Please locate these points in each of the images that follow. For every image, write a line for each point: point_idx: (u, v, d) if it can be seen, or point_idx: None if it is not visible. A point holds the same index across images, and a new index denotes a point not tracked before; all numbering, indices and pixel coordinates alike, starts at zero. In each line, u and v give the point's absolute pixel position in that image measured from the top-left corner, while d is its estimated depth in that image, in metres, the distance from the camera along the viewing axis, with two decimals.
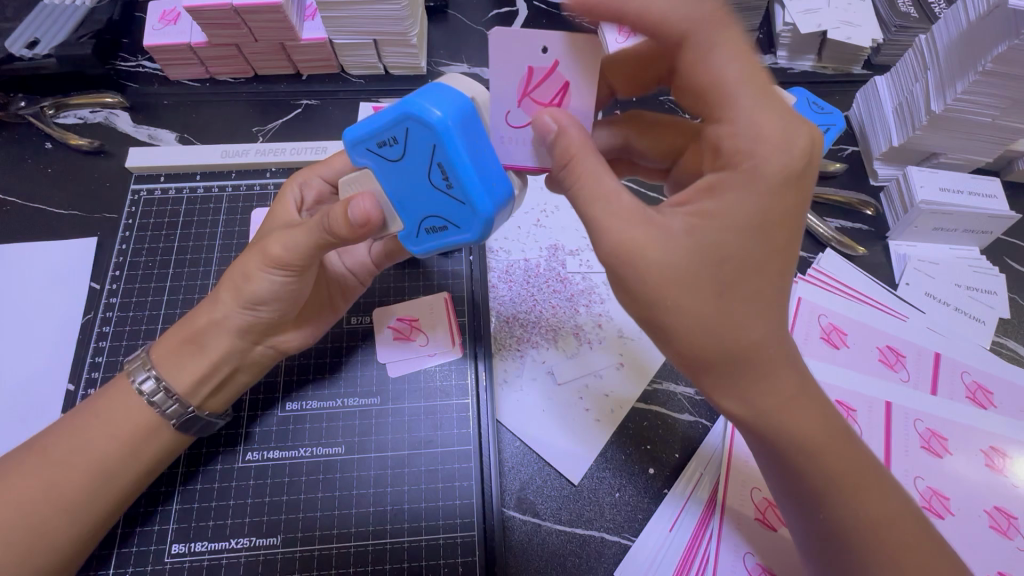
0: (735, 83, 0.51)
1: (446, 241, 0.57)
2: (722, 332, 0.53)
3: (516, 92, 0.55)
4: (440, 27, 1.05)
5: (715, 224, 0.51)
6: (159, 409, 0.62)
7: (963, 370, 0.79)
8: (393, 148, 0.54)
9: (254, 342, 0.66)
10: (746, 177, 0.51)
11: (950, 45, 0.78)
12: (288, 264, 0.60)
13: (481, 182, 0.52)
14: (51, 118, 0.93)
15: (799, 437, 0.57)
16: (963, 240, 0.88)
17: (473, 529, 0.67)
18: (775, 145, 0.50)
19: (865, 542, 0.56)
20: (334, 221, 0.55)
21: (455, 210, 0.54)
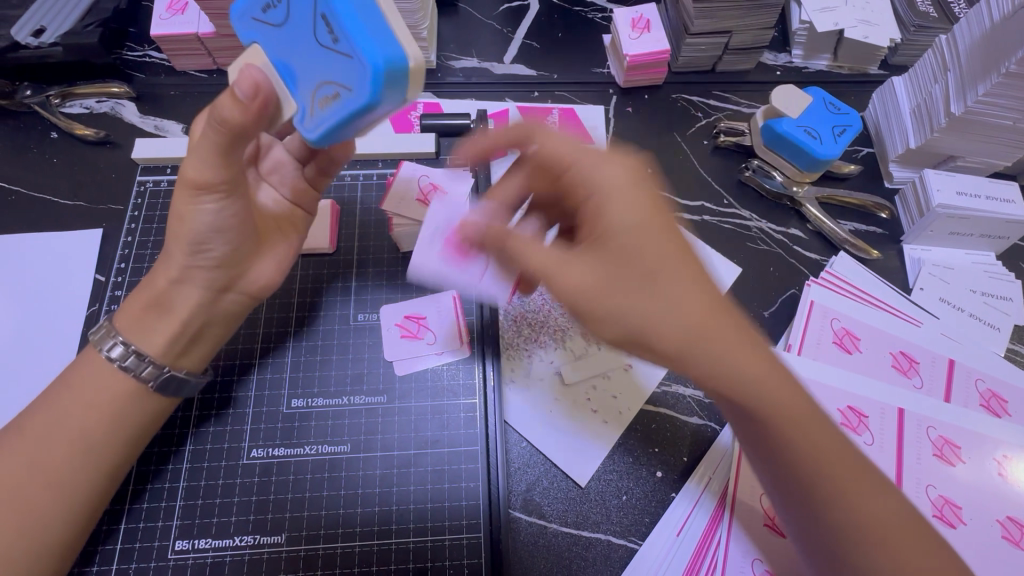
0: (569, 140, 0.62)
1: (335, 115, 0.49)
2: (676, 320, 0.50)
3: (474, 271, 0.72)
4: (450, 21, 1.03)
5: (603, 241, 0.53)
6: (133, 372, 0.60)
7: (977, 377, 0.78)
8: (277, 11, 0.51)
9: (222, 290, 0.64)
10: (598, 224, 0.54)
11: (972, 46, 0.76)
12: (210, 183, 0.55)
13: (366, 23, 0.44)
14: (57, 107, 0.92)
15: (772, 406, 0.50)
16: (979, 245, 0.86)
17: (479, 530, 0.66)
18: (613, 183, 0.55)
19: (855, 540, 0.49)
20: (222, 108, 0.50)
21: (342, 67, 0.46)
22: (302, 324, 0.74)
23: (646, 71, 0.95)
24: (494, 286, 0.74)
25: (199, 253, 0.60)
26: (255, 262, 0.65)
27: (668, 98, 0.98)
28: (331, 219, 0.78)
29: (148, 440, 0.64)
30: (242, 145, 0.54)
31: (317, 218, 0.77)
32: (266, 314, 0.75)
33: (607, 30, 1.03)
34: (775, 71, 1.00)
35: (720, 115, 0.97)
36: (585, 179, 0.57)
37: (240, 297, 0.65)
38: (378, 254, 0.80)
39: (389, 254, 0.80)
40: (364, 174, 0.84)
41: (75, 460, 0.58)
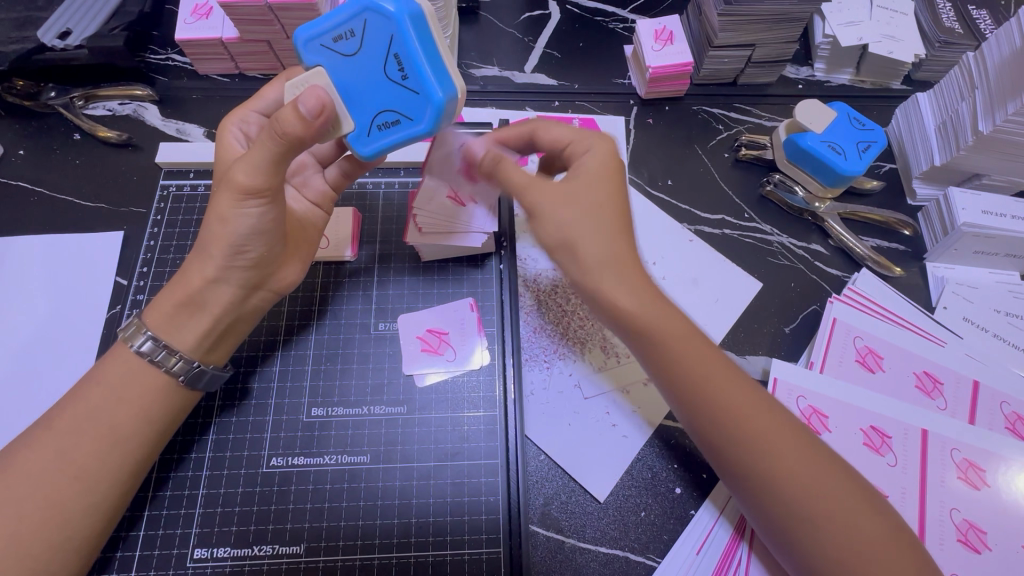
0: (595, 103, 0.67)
1: (398, 138, 0.58)
2: (611, 247, 0.58)
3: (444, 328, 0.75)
4: (471, 28, 1.03)
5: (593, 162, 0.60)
6: (164, 366, 0.61)
7: (1002, 400, 0.77)
8: (348, 42, 0.55)
9: (253, 288, 0.66)
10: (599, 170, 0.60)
11: (1001, 65, 0.76)
12: (258, 188, 0.58)
13: (438, 73, 0.54)
14: (80, 109, 0.92)
15: (692, 346, 0.59)
16: (1004, 265, 0.85)
17: (499, 545, 0.65)
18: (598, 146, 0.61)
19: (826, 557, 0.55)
20: (286, 122, 0.53)
21: (411, 101, 0.55)
22: (322, 330, 0.74)
23: (669, 84, 0.94)
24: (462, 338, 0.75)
25: (236, 254, 0.61)
26: (285, 265, 0.68)
27: (690, 109, 0.98)
28: (353, 226, 0.79)
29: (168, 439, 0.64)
30: (291, 155, 0.57)
31: (339, 221, 0.78)
32: (285, 309, 0.75)
33: (628, 41, 1.03)
34: (797, 85, 1.00)
35: (742, 128, 0.97)
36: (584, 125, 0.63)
37: (267, 295, 0.68)
38: (399, 262, 0.79)
39: (411, 262, 0.79)
40: (386, 182, 0.84)
41: (97, 458, 0.58)
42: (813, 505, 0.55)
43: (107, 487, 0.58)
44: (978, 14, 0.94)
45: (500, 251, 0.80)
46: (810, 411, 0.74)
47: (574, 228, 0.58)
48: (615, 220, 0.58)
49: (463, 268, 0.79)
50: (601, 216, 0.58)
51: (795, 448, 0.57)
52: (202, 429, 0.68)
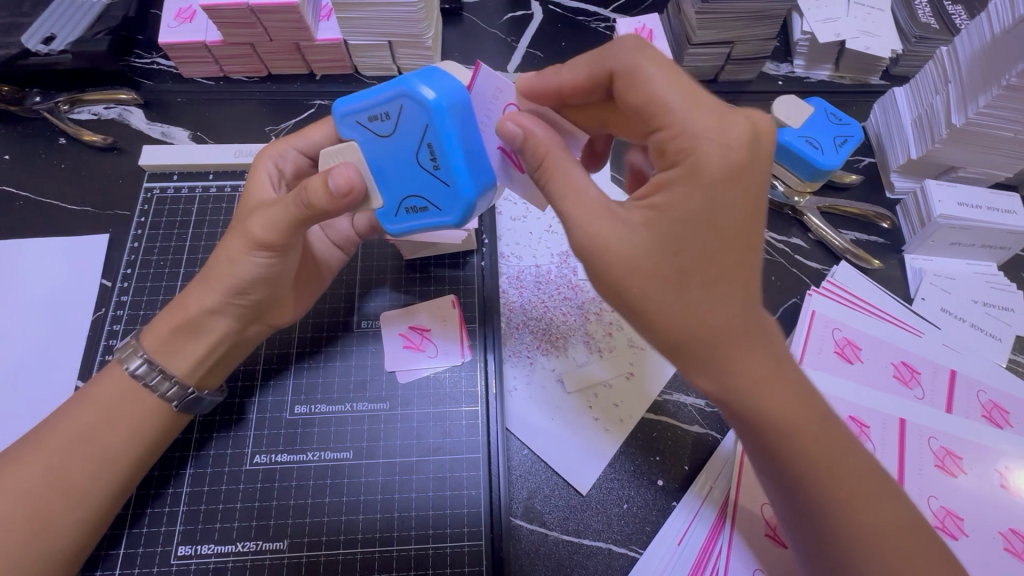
0: (670, 85, 0.51)
1: (422, 222, 0.58)
2: (694, 322, 0.51)
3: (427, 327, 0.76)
4: (454, 29, 1.04)
5: (669, 218, 0.50)
6: (157, 391, 0.62)
7: (979, 388, 0.78)
8: (383, 123, 0.55)
9: (247, 324, 0.66)
10: (688, 173, 0.50)
11: (973, 59, 0.77)
12: (272, 243, 0.60)
13: (471, 170, 0.54)
14: (65, 113, 0.93)
15: (785, 422, 0.54)
16: (981, 256, 0.86)
17: (480, 538, 0.66)
18: (714, 144, 0.50)
19: (851, 549, 0.54)
20: (313, 193, 0.54)
21: (440, 191, 0.55)
22: (306, 330, 0.75)
23: None
24: (443, 341, 0.75)
25: (238, 296, 0.63)
26: (281, 307, 0.69)
27: None
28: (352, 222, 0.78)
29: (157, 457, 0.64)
30: (308, 221, 0.59)
31: None
32: (261, 355, 0.73)
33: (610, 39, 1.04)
34: (777, 81, 1.01)
35: None
36: (670, 113, 0.51)
37: (264, 329, 0.68)
38: (382, 262, 0.80)
39: (395, 262, 0.80)
40: None
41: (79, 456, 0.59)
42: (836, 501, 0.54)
43: (89, 484, 0.59)
44: (953, 10, 0.96)
45: (481, 248, 0.82)
46: None
47: (637, 301, 0.51)
48: (694, 295, 0.51)
49: (445, 268, 0.80)
50: (675, 295, 0.51)
51: (819, 447, 0.54)
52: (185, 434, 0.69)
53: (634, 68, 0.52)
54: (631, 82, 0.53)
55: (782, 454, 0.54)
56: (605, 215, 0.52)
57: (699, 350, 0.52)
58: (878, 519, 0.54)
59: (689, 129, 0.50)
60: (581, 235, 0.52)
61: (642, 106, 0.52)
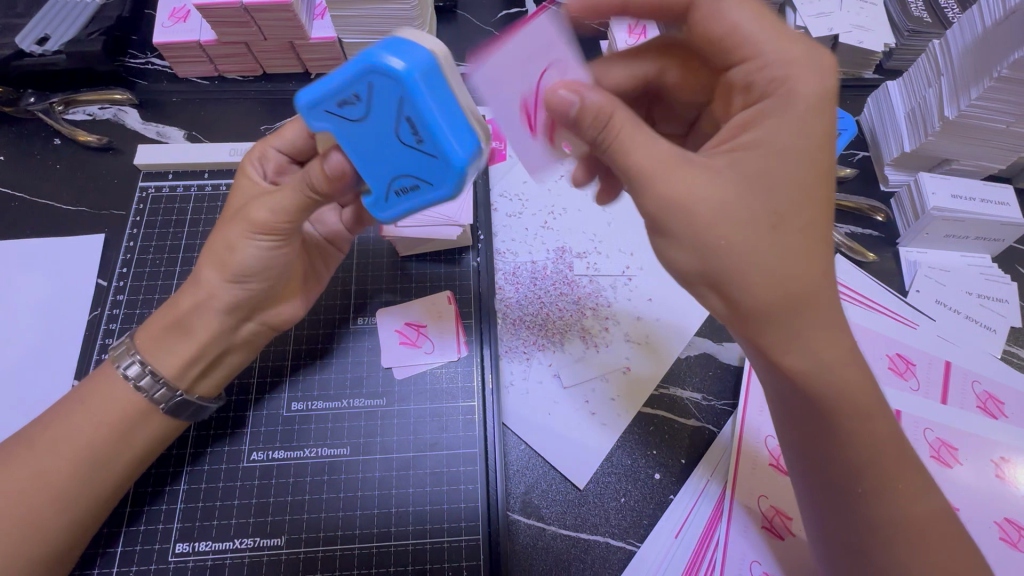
0: (754, 22, 0.54)
1: (417, 202, 0.55)
2: (780, 281, 0.50)
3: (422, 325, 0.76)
4: (448, 27, 1.04)
5: (757, 158, 0.50)
6: (147, 393, 0.62)
7: (974, 379, 0.79)
8: (354, 107, 0.50)
9: (243, 319, 0.65)
10: (781, 101, 0.52)
11: (964, 51, 0.77)
12: (273, 228, 0.60)
13: (454, 136, 0.49)
14: (60, 114, 0.93)
15: (858, 391, 0.53)
16: (975, 248, 0.87)
17: (478, 533, 0.66)
18: (806, 73, 0.52)
19: (888, 534, 0.54)
20: (314, 176, 0.55)
21: (427, 164, 0.51)
22: (302, 328, 0.75)
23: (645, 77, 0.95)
24: (438, 340, 0.75)
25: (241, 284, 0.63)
26: (282, 301, 0.69)
27: None
28: None
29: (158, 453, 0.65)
30: (313, 205, 0.59)
31: None
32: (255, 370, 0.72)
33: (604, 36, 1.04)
34: None
35: None
36: (754, 45, 0.54)
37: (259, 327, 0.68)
38: (377, 259, 0.80)
39: (390, 259, 0.80)
40: None
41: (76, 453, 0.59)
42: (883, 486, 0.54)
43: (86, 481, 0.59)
44: (945, 3, 0.96)
45: (477, 244, 0.82)
46: None
47: (725, 254, 0.50)
48: (785, 247, 0.50)
49: (440, 263, 0.80)
50: (767, 247, 0.49)
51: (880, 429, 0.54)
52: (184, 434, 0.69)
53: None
54: (713, 15, 0.55)
55: (845, 432, 0.54)
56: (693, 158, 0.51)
57: (788, 311, 0.51)
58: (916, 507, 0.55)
59: (776, 62, 0.53)
60: (668, 180, 0.50)
61: (724, 38, 0.55)
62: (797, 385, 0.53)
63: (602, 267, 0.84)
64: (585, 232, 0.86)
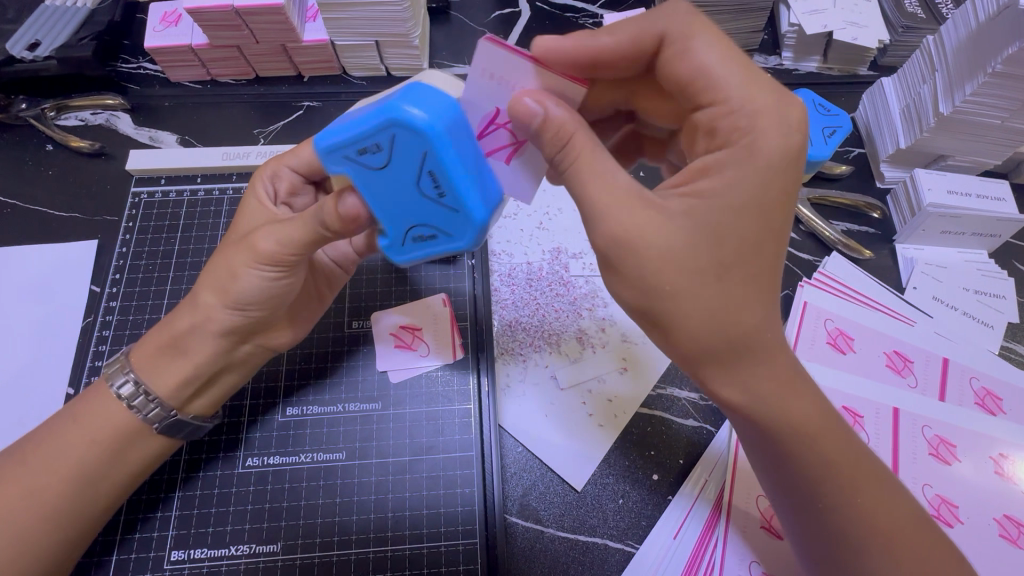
0: (722, 63, 0.52)
1: (434, 250, 0.56)
2: (724, 325, 0.50)
3: (418, 332, 0.75)
4: (441, 28, 1.04)
5: (714, 205, 0.49)
6: (140, 412, 0.62)
7: (972, 375, 0.78)
8: (374, 156, 0.51)
9: (239, 341, 0.65)
10: (744, 151, 0.50)
11: (958, 47, 0.77)
12: (279, 258, 0.59)
13: (479, 190, 0.52)
14: (52, 120, 0.92)
15: (803, 425, 0.54)
16: (972, 244, 0.86)
17: (475, 536, 0.66)
18: (771, 124, 0.50)
19: (867, 536, 0.55)
20: (326, 215, 0.54)
21: (446, 217, 0.53)
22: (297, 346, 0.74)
23: None
24: (434, 347, 0.75)
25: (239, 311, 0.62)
26: (277, 328, 0.68)
27: None
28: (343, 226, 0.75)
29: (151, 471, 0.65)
30: (325, 240, 0.58)
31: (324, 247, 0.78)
32: (248, 388, 0.71)
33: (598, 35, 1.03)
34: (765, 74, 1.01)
35: None
36: (724, 88, 0.51)
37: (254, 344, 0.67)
38: (372, 263, 0.80)
39: (384, 263, 0.80)
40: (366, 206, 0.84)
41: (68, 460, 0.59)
42: (851, 495, 0.55)
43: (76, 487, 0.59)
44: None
45: (472, 246, 0.82)
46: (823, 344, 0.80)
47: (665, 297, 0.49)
48: (720, 298, 0.49)
49: (435, 266, 0.80)
50: (702, 292, 0.49)
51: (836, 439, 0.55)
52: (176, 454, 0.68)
53: (688, 39, 0.53)
54: (681, 52, 0.53)
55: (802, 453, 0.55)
56: (641, 203, 0.49)
57: (729, 352, 0.51)
58: (885, 506, 0.55)
59: (744, 110, 0.51)
60: (608, 224, 0.49)
61: (693, 78, 0.53)
62: (748, 417, 0.55)
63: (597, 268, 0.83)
64: (580, 232, 0.86)
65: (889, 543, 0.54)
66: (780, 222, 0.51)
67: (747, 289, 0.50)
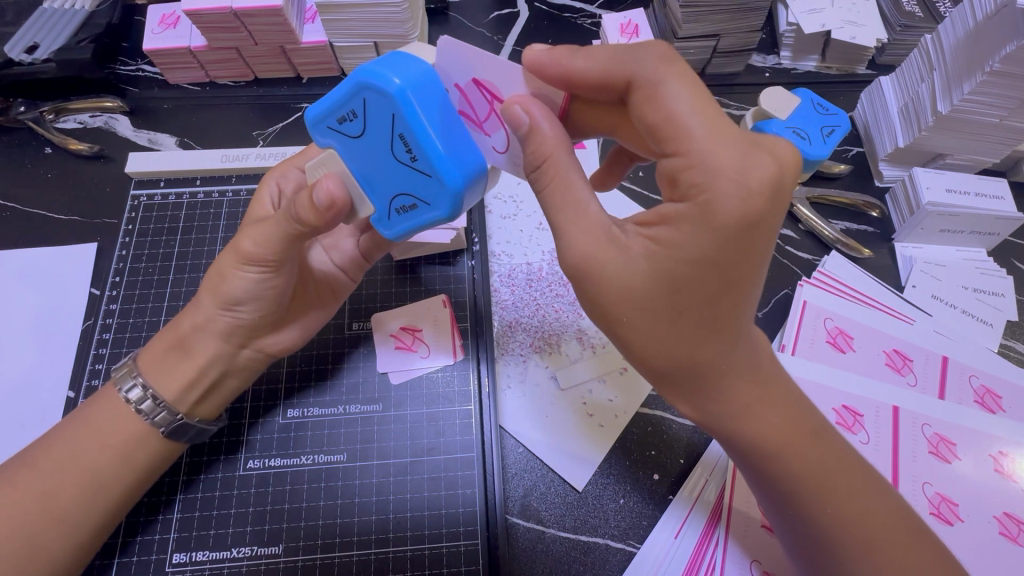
0: (692, 106, 0.46)
1: (417, 221, 0.55)
2: (680, 354, 0.51)
3: (418, 331, 0.76)
4: (440, 28, 1.04)
5: (669, 253, 0.48)
6: (148, 417, 0.62)
7: (971, 373, 0.78)
8: (353, 123, 0.53)
9: (240, 346, 0.65)
10: (700, 212, 0.46)
11: (956, 46, 0.77)
12: (266, 258, 0.59)
13: (452, 155, 0.50)
14: (51, 123, 0.92)
15: (769, 443, 0.55)
16: (971, 242, 0.87)
17: (477, 537, 0.66)
18: (731, 178, 0.45)
19: (846, 548, 0.55)
20: (301, 207, 0.54)
21: (423, 183, 0.52)
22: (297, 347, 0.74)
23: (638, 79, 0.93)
24: (433, 348, 0.75)
25: (234, 312, 0.62)
26: (277, 330, 0.68)
27: None
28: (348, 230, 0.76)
29: (153, 482, 0.64)
30: (306, 236, 0.58)
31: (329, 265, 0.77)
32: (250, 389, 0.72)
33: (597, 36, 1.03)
34: (764, 73, 1.01)
35: None
36: (687, 137, 0.46)
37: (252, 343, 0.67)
38: (372, 265, 0.80)
39: (385, 264, 0.80)
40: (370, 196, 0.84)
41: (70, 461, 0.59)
42: (826, 507, 0.55)
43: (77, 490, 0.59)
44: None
45: (471, 247, 0.82)
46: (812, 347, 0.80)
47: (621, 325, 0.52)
48: (682, 330, 0.50)
49: (435, 267, 0.80)
50: (657, 325, 0.50)
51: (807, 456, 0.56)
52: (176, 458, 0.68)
53: (655, 82, 0.47)
54: (649, 96, 0.48)
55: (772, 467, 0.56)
56: (605, 238, 0.50)
57: (689, 376, 0.53)
58: (864, 516, 0.55)
59: (706, 164, 0.46)
60: (572, 251, 0.50)
61: (662, 123, 0.47)
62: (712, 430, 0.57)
63: None
64: None
65: (871, 555, 0.54)
66: (747, 271, 0.48)
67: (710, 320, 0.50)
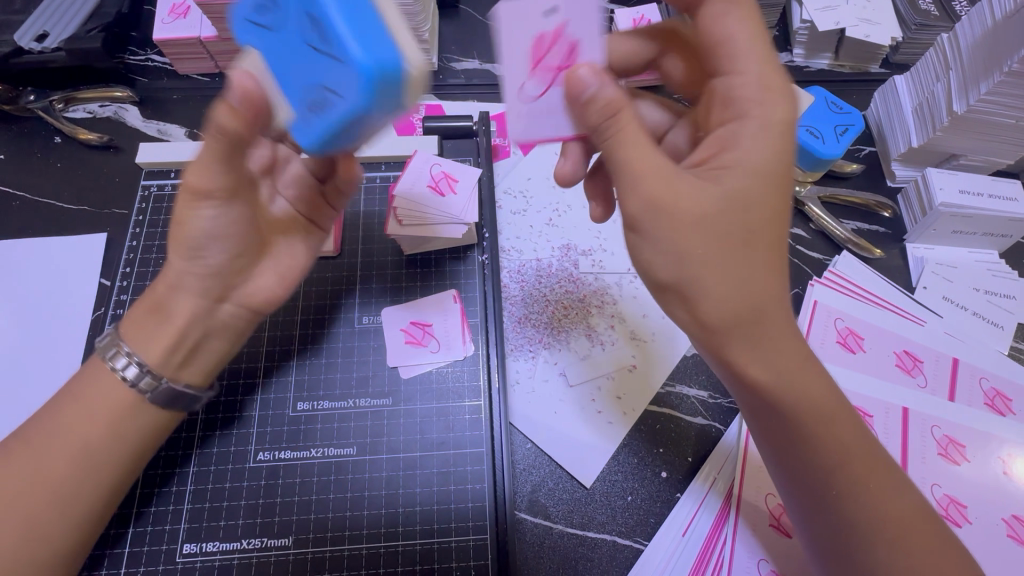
0: (748, 35, 0.54)
1: (326, 110, 0.47)
2: (742, 293, 0.50)
3: (426, 323, 0.76)
4: (451, 22, 1.03)
5: (738, 170, 0.50)
6: (135, 386, 0.60)
7: (982, 376, 0.78)
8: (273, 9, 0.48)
9: (219, 299, 0.63)
10: (760, 122, 0.52)
11: (974, 45, 0.76)
12: (208, 189, 0.57)
13: (359, 28, 0.43)
14: (60, 112, 0.92)
15: (812, 404, 0.54)
16: (982, 244, 0.86)
17: (485, 532, 0.66)
18: (778, 97, 0.52)
19: (880, 536, 0.53)
20: (220, 118, 0.52)
21: (329, 64, 0.44)
22: (306, 341, 0.74)
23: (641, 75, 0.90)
24: (445, 340, 0.75)
25: (194, 259, 0.60)
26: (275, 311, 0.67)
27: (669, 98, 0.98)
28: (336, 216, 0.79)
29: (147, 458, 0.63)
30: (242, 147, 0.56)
31: None
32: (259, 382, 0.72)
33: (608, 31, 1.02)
34: None
35: None
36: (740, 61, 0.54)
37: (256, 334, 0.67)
38: (382, 257, 0.80)
39: (395, 259, 0.80)
40: (367, 176, 0.84)
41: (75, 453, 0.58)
42: (858, 492, 0.54)
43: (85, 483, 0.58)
44: None
45: (482, 242, 0.81)
46: (847, 332, 0.80)
47: (701, 267, 0.49)
48: (748, 264, 0.50)
49: (446, 262, 0.80)
50: (732, 262, 0.49)
51: (840, 428, 0.55)
52: (185, 448, 0.68)
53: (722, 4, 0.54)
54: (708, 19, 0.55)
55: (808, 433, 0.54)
56: None
57: (744, 322, 0.51)
58: (891, 507, 0.54)
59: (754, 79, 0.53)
60: (645, 186, 0.49)
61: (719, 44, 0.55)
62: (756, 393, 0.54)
63: (606, 265, 0.83)
64: (589, 228, 0.86)
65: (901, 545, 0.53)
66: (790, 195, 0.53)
67: (760, 258, 0.51)
